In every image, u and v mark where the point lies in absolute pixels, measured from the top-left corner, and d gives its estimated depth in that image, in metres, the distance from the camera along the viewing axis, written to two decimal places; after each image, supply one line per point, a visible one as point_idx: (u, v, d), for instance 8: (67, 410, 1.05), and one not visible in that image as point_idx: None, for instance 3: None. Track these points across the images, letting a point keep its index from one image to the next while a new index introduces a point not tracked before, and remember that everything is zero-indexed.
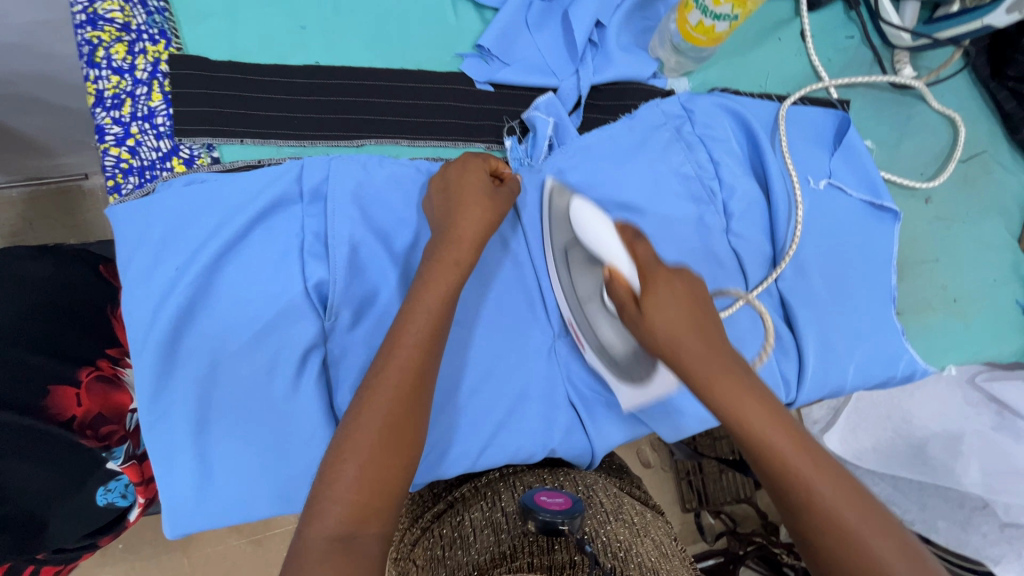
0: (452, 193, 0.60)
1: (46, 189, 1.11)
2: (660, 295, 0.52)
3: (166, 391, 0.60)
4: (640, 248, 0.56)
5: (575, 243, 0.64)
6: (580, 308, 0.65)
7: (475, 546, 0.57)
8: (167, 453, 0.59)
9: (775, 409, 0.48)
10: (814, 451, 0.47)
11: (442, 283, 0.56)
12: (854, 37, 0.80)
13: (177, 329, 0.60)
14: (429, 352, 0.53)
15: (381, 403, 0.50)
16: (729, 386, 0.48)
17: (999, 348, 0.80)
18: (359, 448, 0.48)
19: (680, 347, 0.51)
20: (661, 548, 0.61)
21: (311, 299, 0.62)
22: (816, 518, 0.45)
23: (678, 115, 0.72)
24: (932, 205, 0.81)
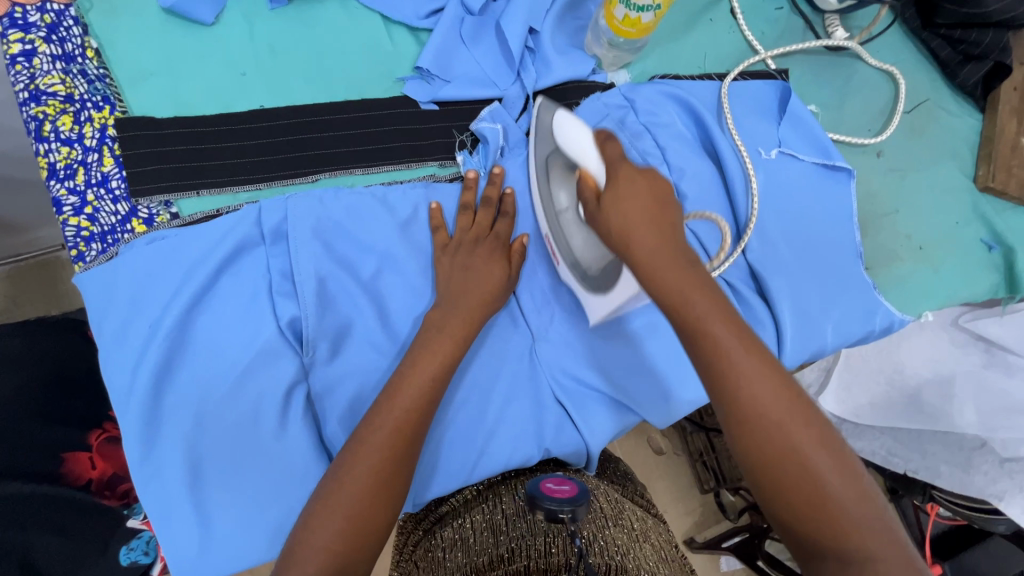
0: (470, 272, 0.63)
1: (25, 265, 1.10)
2: (624, 192, 0.53)
3: (156, 448, 0.60)
4: (610, 147, 0.56)
5: (557, 151, 0.65)
6: (555, 217, 0.66)
7: (474, 547, 0.58)
8: (164, 509, 0.59)
9: (720, 303, 0.49)
10: (755, 347, 0.48)
11: (441, 351, 0.58)
12: (783, 7, 0.82)
13: (158, 385, 0.61)
14: (422, 414, 0.55)
15: (371, 458, 0.51)
16: (672, 275, 0.49)
17: (973, 288, 0.81)
18: (340, 500, 0.50)
19: (633, 238, 0.51)
20: (660, 553, 0.62)
21: (287, 337, 0.63)
22: (748, 403, 0.46)
23: (622, 106, 0.74)
24: (884, 158, 0.83)
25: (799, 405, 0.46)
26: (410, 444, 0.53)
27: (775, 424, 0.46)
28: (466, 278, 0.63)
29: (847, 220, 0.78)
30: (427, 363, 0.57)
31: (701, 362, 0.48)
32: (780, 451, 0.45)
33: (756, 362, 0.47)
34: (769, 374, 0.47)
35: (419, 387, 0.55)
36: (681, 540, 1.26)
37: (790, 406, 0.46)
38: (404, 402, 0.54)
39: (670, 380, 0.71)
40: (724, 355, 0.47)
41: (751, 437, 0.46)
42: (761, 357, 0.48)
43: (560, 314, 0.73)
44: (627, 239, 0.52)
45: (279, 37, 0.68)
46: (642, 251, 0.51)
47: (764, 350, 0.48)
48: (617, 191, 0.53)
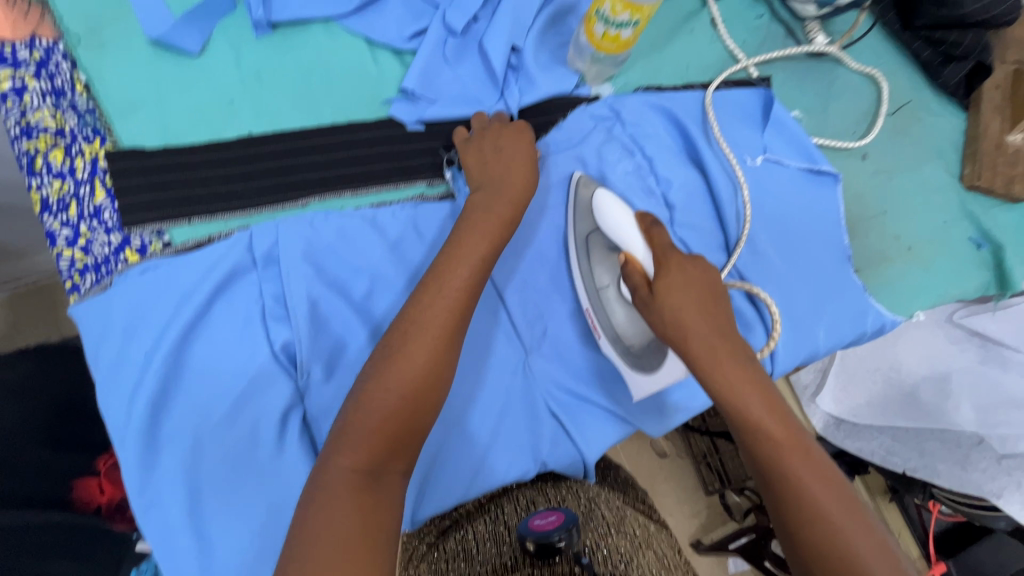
0: (500, 159, 0.65)
1: (27, 289, 1.11)
2: (676, 281, 0.57)
3: (154, 476, 0.61)
4: (657, 234, 0.61)
5: (596, 232, 0.69)
6: (596, 293, 0.69)
7: (478, 558, 0.63)
8: (164, 536, 0.59)
9: (773, 399, 0.53)
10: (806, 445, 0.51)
11: (484, 238, 0.59)
12: (763, 16, 0.83)
13: (155, 413, 0.61)
14: (451, 333, 0.54)
15: (426, 341, 0.53)
16: (730, 369, 0.53)
17: (964, 286, 0.81)
18: (391, 381, 0.51)
19: (689, 329, 0.55)
20: (659, 559, 0.66)
21: (281, 361, 0.64)
22: (801, 494, 0.49)
23: (607, 118, 0.75)
24: (870, 160, 0.83)
25: (844, 498, 0.49)
26: (441, 355, 0.53)
27: (823, 515, 0.48)
28: (500, 160, 0.65)
29: (834, 222, 0.78)
30: (454, 278, 0.56)
31: (747, 446, 0.52)
32: (832, 543, 0.47)
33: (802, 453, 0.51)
34: (813, 461, 0.50)
35: (448, 305, 0.55)
36: (688, 543, 1.27)
37: (843, 504, 0.49)
38: (433, 323, 0.54)
39: (664, 388, 0.72)
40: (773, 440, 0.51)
41: (805, 533, 0.48)
42: (807, 448, 0.52)
43: (553, 326, 0.74)
44: (683, 329, 0.55)
45: (266, 64, 0.69)
46: (693, 338, 0.55)
47: (814, 449, 0.52)
48: (667, 276, 0.58)
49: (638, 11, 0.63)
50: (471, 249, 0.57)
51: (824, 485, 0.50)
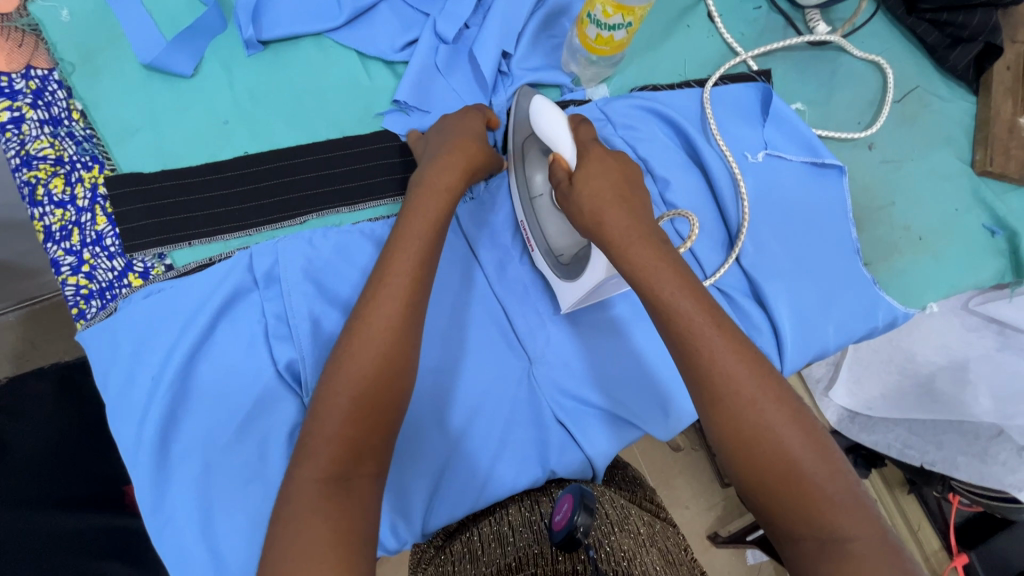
0: (451, 134, 0.64)
1: (41, 307, 1.12)
2: (592, 169, 0.56)
3: (166, 498, 0.61)
4: (583, 130, 0.60)
5: (532, 136, 0.68)
6: (529, 202, 0.70)
7: (482, 559, 0.58)
8: (180, 557, 0.60)
9: (687, 278, 0.52)
10: (724, 323, 0.50)
11: (430, 209, 0.58)
12: (762, 6, 0.81)
13: (165, 435, 0.62)
14: (402, 330, 0.54)
15: (375, 337, 0.53)
16: (640, 250, 0.52)
17: (978, 275, 0.79)
18: (345, 381, 0.51)
19: (602, 215, 0.54)
20: (667, 556, 0.62)
21: (286, 379, 0.64)
22: (712, 369, 0.49)
23: (598, 120, 0.73)
24: (877, 150, 0.81)
25: (781, 395, 0.48)
26: (389, 353, 0.53)
27: (736, 391, 0.48)
28: (448, 139, 0.64)
29: (839, 217, 0.77)
30: (396, 280, 0.54)
31: (680, 349, 0.50)
32: (750, 423, 0.47)
33: (737, 352, 0.49)
34: (729, 337, 0.49)
35: (396, 304, 0.54)
36: (705, 536, 1.26)
37: (761, 381, 0.49)
38: (381, 323, 0.53)
39: (669, 394, 0.71)
40: (702, 339, 0.49)
41: (718, 408, 0.48)
42: (736, 339, 0.50)
43: (556, 333, 0.74)
44: (600, 219, 0.54)
45: (258, 82, 0.69)
46: (622, 245, 0.53)
47: (731, 326, 0.50)
48: (590, 172, 0.55)
49: (629, 12, 0.62)
50: (415, 241, 0.56)
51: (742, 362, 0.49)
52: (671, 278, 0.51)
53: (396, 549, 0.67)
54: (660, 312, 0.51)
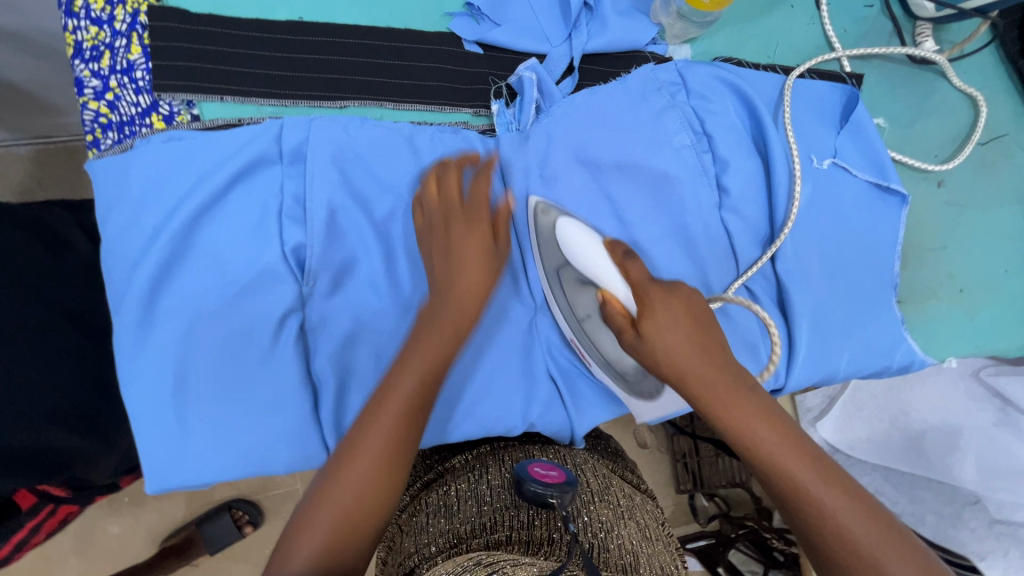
0: (453, 255, 0.57)
1: (54, 148, 1.09)
2: (659, 314, 0.52)
3: (147, 347, 0.61)
4: (632, 267, 0.55)
5: (564, 265, 0.63)
6: (578, 324, 0.65)
7: (457, 515, 0.57)
8: (149, 404, 0.61)
9: (786, 430, 0.48)
10: (825, 469, 0.46)
11: (450, 327, 0.54)
12: (874, 5, 0.74)
13: (156, 287, 0.60)
14: (401, 443, 0.49)
15: (393, 413, 0.49)
16: (730, 405, 0.48)
17: (1006, 342, 0.77)
18: (351, 478, 0.47)
19: (679, 366, 0.51)
20: (643, 532, 0.60)
21: (289, 264, 0.61)
22: (828, 536, 0.43)
23: (673, 83, 0.69)
24: (944, 189, 0.77)
25: (896, 539, 0.42)
26: (408, 441, 0.49)
27: (859, 553, 0.42)
28: (449, 262, 0.57)
29: (886, 249, 0.74)
30: (410, 372, 0.51)
31: (776, 492, 0.47)
32: None
33: (838, 491, 0.45)
34: (837, 487, 0.45)
35: (416, 379, 0.51)
36: None
37: (890, 540, 0.42)
38: (377, 442, 0.48)
39: None
40: (799, 483, 0.45)
41: (840, 574, 0.43)
42: (848, 489, 0.45)
43: None
44: (676, 370, 0.51)
45: None
46: (697, 367, 0.50)
47: (838, 474, 0.46)
48: (657, 318, 0.52)
49: None
50: (435, 337, 0.53)
51: (861, 515, 0.43)
52: (755, 409, 0.48)
53: None
54: (746, 449, 0.48)
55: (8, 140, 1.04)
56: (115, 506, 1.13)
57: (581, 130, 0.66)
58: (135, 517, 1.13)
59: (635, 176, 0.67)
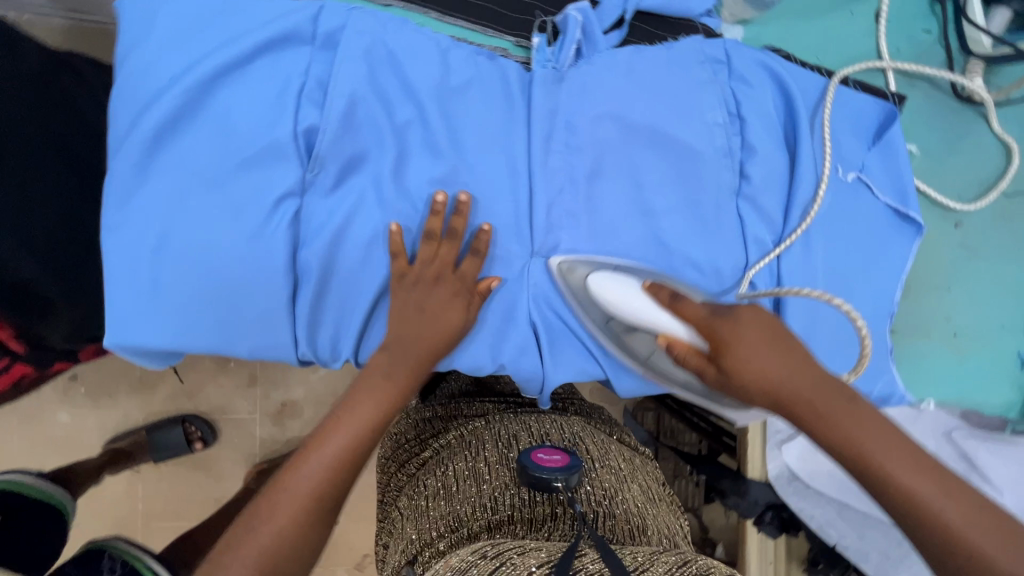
0: (425, 316, 0.61)
1: (90, 27, 1.07)
2: (747, 340, 0.53)
3: (136, 197, 0.60)
4: (685, 308, 0.56)
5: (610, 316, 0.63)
6: (644, 361, 0.65)
7: (458, 496, 0.67)
8: (125, 253, 0.60)
9: (891, 435, 0.50)
10: (925, 466, 0.49)
11: (407, 366, 0.62)
12: (931, 32, 0.73)
13: (157, 139, 0.59)
14: (354, 452, 0.59)
15: (347, 429, 0.60)
16: (836, 419, 0.51)
17: (984, 395, 0.77)
18: (316, 458, 0.58)
19: (776, 390, 0.52)
20: (647, 493, 0.72)
21: (298, 146, 0.60)
22: (932, 529, 0.47)
23: (719, 60, 0.67)
24: (960, 231, 0.76)
25: (994, 523, 0.47)
26: (353, 455, 0.59)
27: (955, 537, 0.47)
28: (420, 320, 0.62)
29: (890, 276, 0.73)
30: (346, 425, 0.60)
31: (868, 481, 0.50)
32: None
33: (934, 484, 0.48)
34: (935, 481, 0.48)
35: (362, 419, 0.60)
36: None
37: (986, 525, 0.47)
38: (337, 442, 0.59)
39: None
40: (887, 469, 0.49)
41: (943, 560, 0.47)
42: (947, 479, 0.49)
43: None
44: (772, 391, 0.52)
45: None
46: (789, 386, 0.52)
47: (933, 463, 0.49)
48: (744, 349, 0.52)
49: None
50: (383, 390, 0.62)
51: (960, 503, 0.48)
52: (852, 417, 0.51)
53: (325, 363, 0.67)
54: (841, 449, 0.51)
55: (44, 10, 1.01)
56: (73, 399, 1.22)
57: (617, 84, 0.65)
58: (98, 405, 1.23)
59: (662, 142, 0.66)
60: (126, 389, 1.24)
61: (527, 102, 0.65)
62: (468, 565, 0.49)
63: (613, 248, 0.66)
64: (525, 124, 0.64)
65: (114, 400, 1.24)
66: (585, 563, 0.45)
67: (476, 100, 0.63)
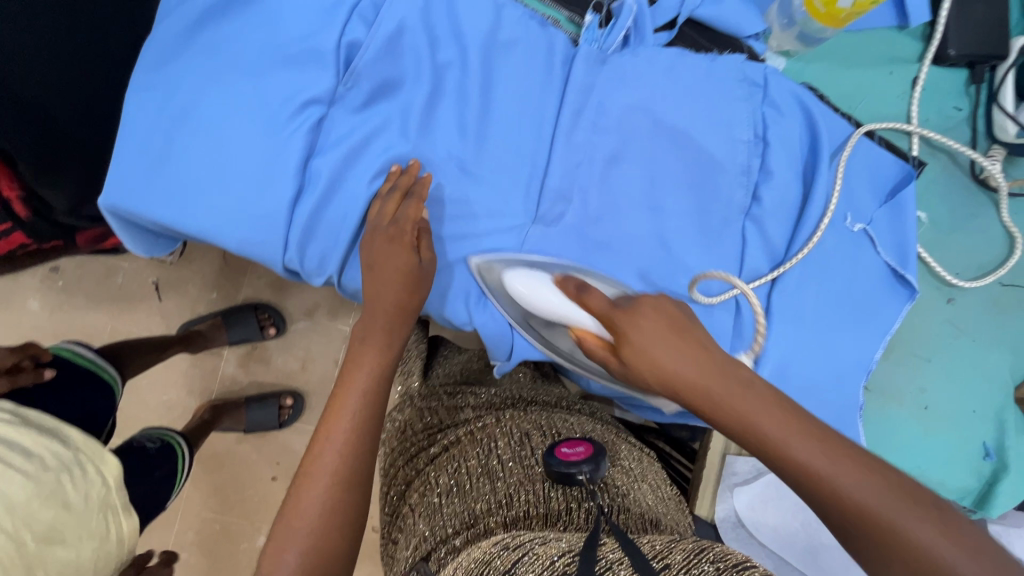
0: (375, 268, 0.61)
1: None
2: (640, 321, 0.52)
3: (169, 67, 0.61)
4: (590, 299, 0.56)
5: (524, 311, 0.64)
6: (568, 355, 0.67)
7: (475, 493, 0.63)
8: (143, 118, 0.61)
9: (793, 415, 0.45)
10: (852, 457, 0.42)
11: (376, 323, 0.62)
12: (961, 110, 0.76)
13: (206, 17, 0.61)
14: (353, 455, 0.57)
15: (341, 428, 0.58)
16: (735, 404, 0.47)
17: (943, 476, 0.76)
18: (318, 479, 0.55)
19: (676, 377, 0.49)
20: (657, 492, 0.69)
21: (338, 57, 0.62)
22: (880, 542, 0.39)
23: (756, 83, 0.69)
24: (952, 307, 0.77)
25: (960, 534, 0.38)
26: (366, 422, 0.59)
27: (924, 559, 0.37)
28: (375, 277, 0.62)
29: (875, 334, 0.73)
30: (355, 388, 0.60)
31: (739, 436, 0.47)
32: None
33: (880, 485, 0.41)
34: (894, 492, 0.40)
35: (353, 415, 0.58)
36: None
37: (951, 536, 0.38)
38: (330, 458, 0.56)
39: None
40: (815, 470, 0.42)
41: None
42: (898, 489, 0.41)
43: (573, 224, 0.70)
44: (671, 383, 0.50)
45: None
46: (691, 379, 0.49)
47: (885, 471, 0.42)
48: (637, 334, 0.52)
49: None
50: (365, 371, 0.61)
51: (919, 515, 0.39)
52: (748, 400, 0.47)
53: (309, 278, 0.66)
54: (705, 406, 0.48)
55: None
56: (52, 288, 1.23)
57: (654, 79, 0.67)
58: (73, 301, 1.23)
59: (686, 145, 0.67)
60: (101, 293, 1.23)
61: (565, 74, 0.66)
62: (491, 557, 0.45)
63: (614, 234, 0.67)
64: (559, 94, 0.66)
65: (87, 303, 1.23)
66: (605, 552, 0.41)
67: (518, 60, 0.65)
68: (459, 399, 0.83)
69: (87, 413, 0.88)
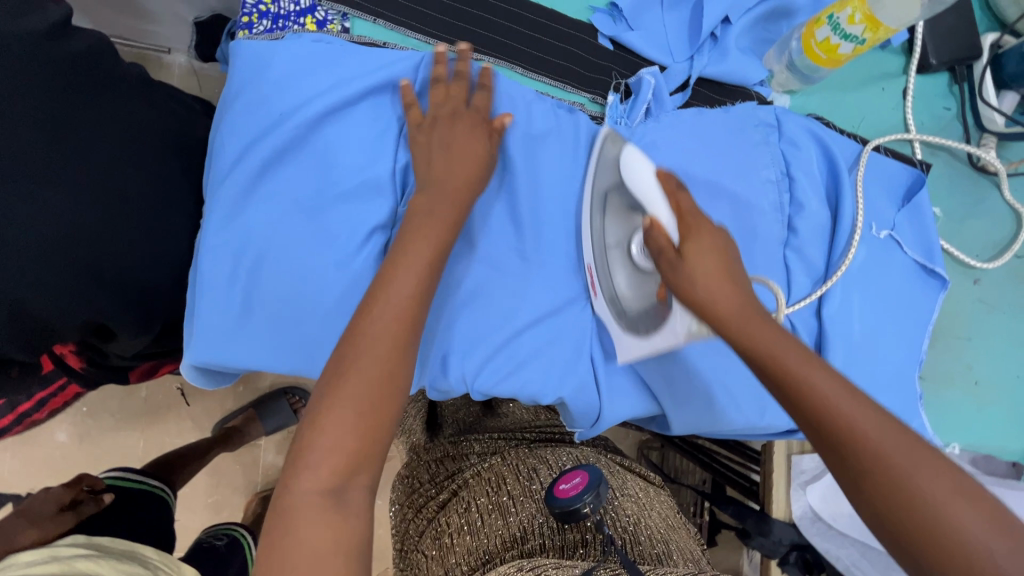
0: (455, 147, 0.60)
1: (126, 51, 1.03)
2: (700, 243, 0.55)
3: (234, 223, 0.63)
4: (683, 199, 0.57)
5: (615, 185, 0.63)
6: (602, 250, 0.65)
7: (487, 528, 0.68)
8: (218, 278, 0.62)
9: (785, 335, 0.50)
10: (836, 374, 0.47)
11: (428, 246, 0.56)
12: (951, 109, 0.82)
13: (262, 169, 0.63)
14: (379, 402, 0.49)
15: (367, 365, 0.49)
16: (751, 323, 0.51)
17: (1002, 440, 0.82)
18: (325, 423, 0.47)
19: (701, 287, 0.53)
20: (667, 521, 0.74)
21: (395, 182, 0.65)
22: (837, 429, 0.45)
23: (769, 124, 0.74)
24: (979, 287, 0.83)
25: (918, 450, 0.43)
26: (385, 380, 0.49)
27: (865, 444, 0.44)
28: (451, 150, 0.60)
29: (918, 327, 0.79)
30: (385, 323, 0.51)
31: (793, 404, 0.48)
32: (904, 503, 0.42)
33: (855, 397, 0.45)
34: (862, 403, 0.45)
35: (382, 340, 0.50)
36: None
37: (911, 455, 0.43)
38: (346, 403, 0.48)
39: (715, 390, 0.72)
40: (812, 383, 0.46)
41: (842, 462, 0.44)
42: (870, 408, 0.45)
43: None
44: (703, 300, 0.53)
45: None
46: (718, 297, 0.53)
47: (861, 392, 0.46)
48: (697, 242, 0.55)
49: (873, 28, 0.62)
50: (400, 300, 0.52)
51: (882, 424, 0.44)
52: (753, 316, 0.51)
53: None
54: (788, 389, 0.48)
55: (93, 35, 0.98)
56: (73, 416, 1.18)
57: (682, 140, 0.72)
58: (100, 424, 1.20)
59: (722, 194, 0.72)
60: (129, 412, 1.21)
61: None
62: None
63: None
64: None
65: (115, 423, 1.20)
66: None
67: (554, 148, 0.69)
68: (468, 447, 0.85)
69: (153, 526, 0.88)
